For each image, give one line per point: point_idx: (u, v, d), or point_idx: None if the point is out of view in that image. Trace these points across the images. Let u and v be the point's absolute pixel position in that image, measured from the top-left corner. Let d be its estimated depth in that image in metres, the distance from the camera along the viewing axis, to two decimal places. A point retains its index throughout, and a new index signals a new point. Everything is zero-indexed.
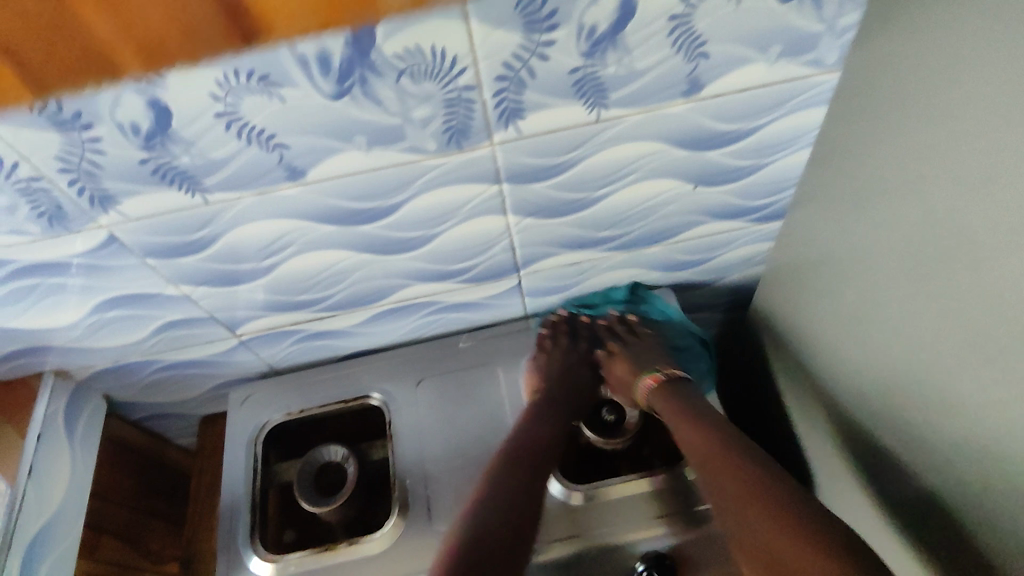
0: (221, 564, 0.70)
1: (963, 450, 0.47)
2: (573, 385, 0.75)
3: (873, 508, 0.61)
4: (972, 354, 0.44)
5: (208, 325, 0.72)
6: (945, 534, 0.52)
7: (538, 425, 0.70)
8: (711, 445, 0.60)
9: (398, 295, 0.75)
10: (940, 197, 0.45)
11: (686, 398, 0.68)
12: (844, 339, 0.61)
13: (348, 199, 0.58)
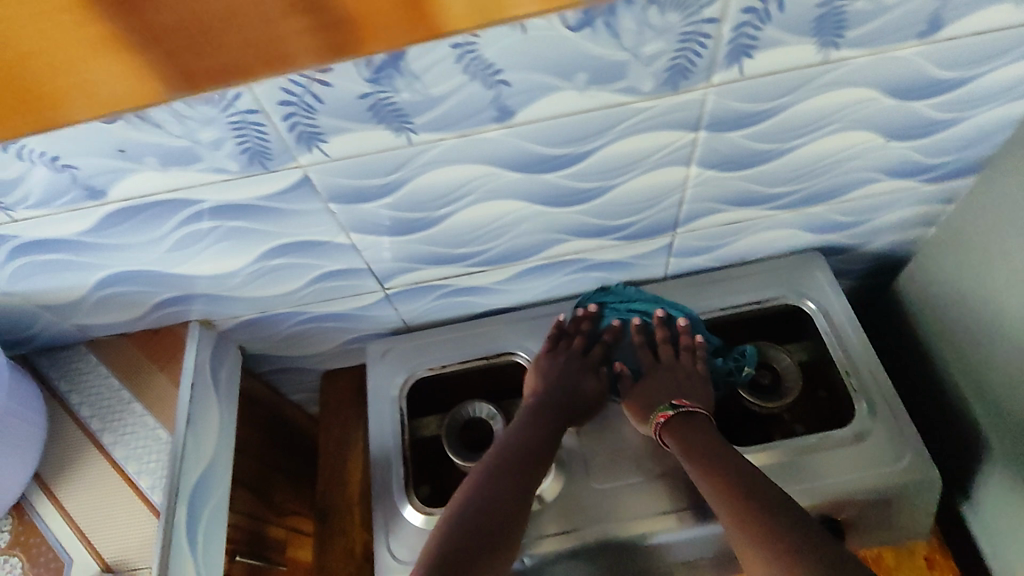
0: (377, 515, 0.70)
1: None
2: (581, 390, 0.72)
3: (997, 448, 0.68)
4: None
5: (362, 275, 0.71)
6: None
7: (545, 423, 0.69)
8: (721, 472, 0.61)
9: (550, 252, 0.73)
10: None
11: (699, 433, 0.66)
12: (992, 292, 0.66)
13: (544, 144, 0.55)
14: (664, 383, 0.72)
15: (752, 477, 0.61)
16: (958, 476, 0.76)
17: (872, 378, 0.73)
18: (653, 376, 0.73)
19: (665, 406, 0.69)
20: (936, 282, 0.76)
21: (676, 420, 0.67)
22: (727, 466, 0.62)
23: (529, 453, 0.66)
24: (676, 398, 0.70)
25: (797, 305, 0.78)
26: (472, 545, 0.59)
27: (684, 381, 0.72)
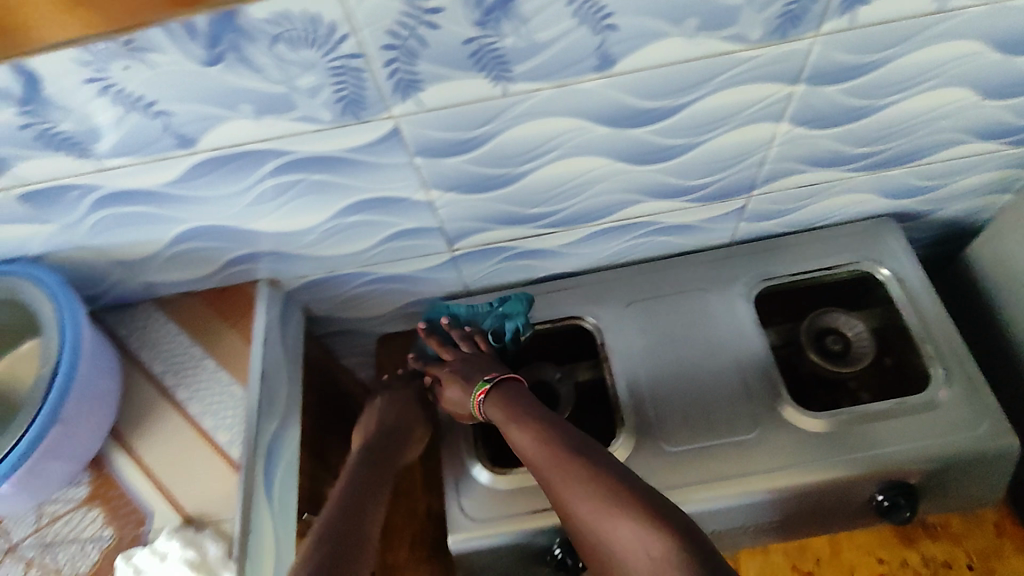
0: (449, 476, 0.70)
1: None
2: (399, 432, 0.73)
3: None
4: None
5: (433, 236, 0.70)
6: None
7: (355, 469, 0.66)
8: (550, 447, 0.59)
9: (622, 214, 0.72)
10: None
11: (513, 401, 0.65)
12: None
13: (638, 97, 0.54)
14: (468, 368, 0.70)
15: (575, 446, 0.58)
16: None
17: (947, 342, 0.71)
18: (455, 370, 0.71)
19: (483, 382, 0.67)
20: (1011, 249, 0.74)
21: (494, 395, 0.65)
22: (544, 444, 0.59)
23: (360, 514, 0.60)
24: (489, 374, 0.68)
25: (870, 270, 0.77)
26: None
27: (474, 365, 0.70)
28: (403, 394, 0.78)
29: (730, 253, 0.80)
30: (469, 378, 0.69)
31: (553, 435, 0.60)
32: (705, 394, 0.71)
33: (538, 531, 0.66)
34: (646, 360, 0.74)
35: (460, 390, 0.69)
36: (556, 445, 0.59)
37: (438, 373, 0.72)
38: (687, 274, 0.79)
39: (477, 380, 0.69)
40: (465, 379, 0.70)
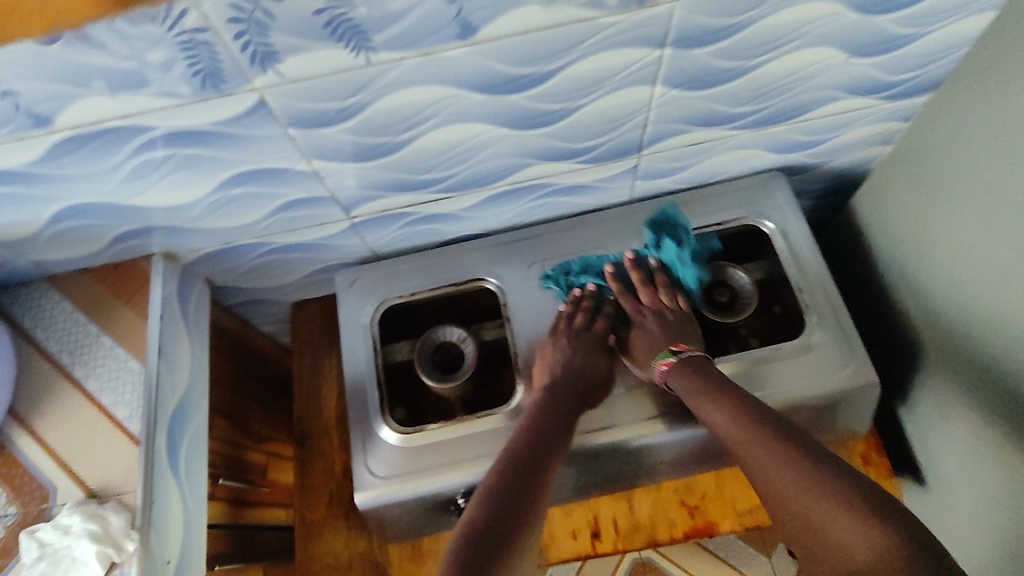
0: (355, 437, 0.72)
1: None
2: (579, 375, 0.69)
3: (930, 349, 0.73)
4: None
5: (327, 204, 0.71)
6: (996, 395, 0.64)
7: (523, 438, 0.64)
8: (750, 420, 0.59)
9: (517, 176, 0.73)
10: None
11: (704, 373, 0.65)
12: (943, 206, 0.68)
13: (508, 63, 0.54)
14: (660, 332, 0.71)
15: (772, 438, 0.57)
16: (895, 379, 0.81)
17: (822, 289, 0.75)
18: (646, 329, 0.72)
19: (668, 353, 0.68)
20: (887, 198, 0.78)
21: (679, 368, 0.65)
22: (737, 427, 0.59)
23: (539, 455, 0.62)
24: (674, 345, 0.68)
25: (756, 225, 0.80)
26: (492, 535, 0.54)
27: (665, 331, 0.71)
28: (575, 331, 0.73)
29: (625, 213, 0.82)
30: (662, 343, 0.70)
31: (747, 412, 0.60)
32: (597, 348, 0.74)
33: (445, 484, 0.69)
34: (546, 317, 0.77)
35: (646, 344, 0.71)
36: (748, 424, 0.59)
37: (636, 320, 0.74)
38: (583, 235, 0.81)
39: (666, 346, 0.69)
40: (659, 340, 0.70)
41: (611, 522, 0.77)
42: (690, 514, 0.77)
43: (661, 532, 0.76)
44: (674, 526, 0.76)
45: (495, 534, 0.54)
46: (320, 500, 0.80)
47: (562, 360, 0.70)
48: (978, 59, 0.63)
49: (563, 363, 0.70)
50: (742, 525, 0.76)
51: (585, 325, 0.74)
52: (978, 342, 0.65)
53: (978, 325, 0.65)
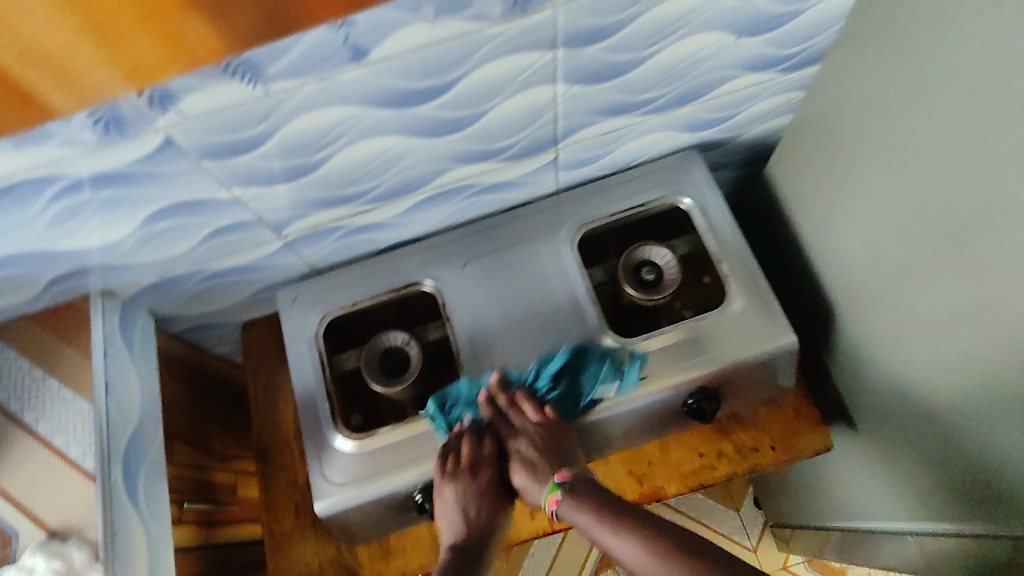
0: (310, 448, 0.75)
1: (912, 309, 0.65)
2: (474, 522, 0.68)
3: (845, 306, 0.78)
4: (941, 259, 0.59)
5: (256, 227, 0.72)
6: (896, 352, 0.70)
7: None
8: (656, 545, 0.54)
9: (440, 181, 0.75)
10: (959, 134, 0.54)
11: (591, 494, 0.62)
12: (841, 183, 0.72)
13: (406, 79, 0.56)
14: (540, 456, 0.68)
15: (686, 557, 0.51)
16: (819, 335, 0.86)
17: (740, 258, 0.79)
18: (525, 453, 0.69)
19: (552, 487, 0.64)
20: (796, 166, 0.82)
21: (567, 503, 0.62)
22: (645, 557, 0.54)
23: None
24: (556, 473, 0.65)
25: (677, 203, 0.84)
26: None
27: (543, 454, 0.68)
28: (457, 470, 0.70)
29: (553, 203, 0.85)
30: (541, 467, 0.67)
31: (648, 538, 0.55)
32: (536, 338, 0.77)
33: (402, 482, 0.72)
34: (484, 313, 0.80)
35: (527, 476, 0.67)
36: (653, 548, 0.54)
37: (513, 442, 0.70)
38: (514, 229, 0.84)
39: (546, 474, 0.66)
40: (536, 466, 0.68)
41: None
42: (639, 482, 0.81)
43: None
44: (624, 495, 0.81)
45: None
46: (286, 512, 0.83)
47: (453, 513, 0.67)
48: (853, 33, 0.66)
49: (456, 529, 0.67)
50: (687, 487, 0.81)
51: (473, 449, 0.71)
52: (881, 297, 0.70)
53: (878, 287, 0.70)
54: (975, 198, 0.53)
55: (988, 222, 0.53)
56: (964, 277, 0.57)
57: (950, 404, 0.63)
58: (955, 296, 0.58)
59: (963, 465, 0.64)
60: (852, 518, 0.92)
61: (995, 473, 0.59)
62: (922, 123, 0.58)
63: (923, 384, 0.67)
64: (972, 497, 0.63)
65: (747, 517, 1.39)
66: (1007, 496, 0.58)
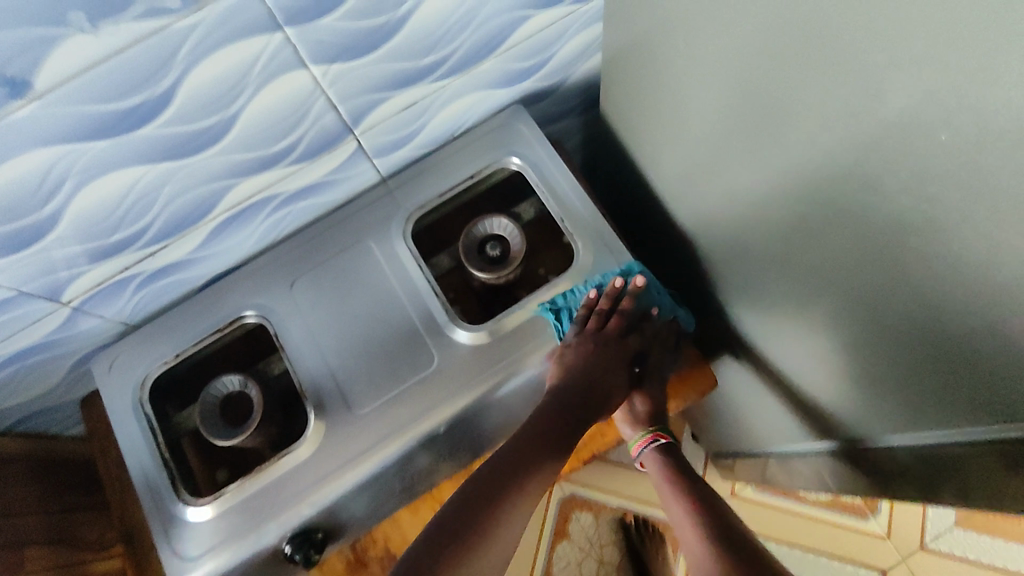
0: (157, 527, 0.67)
1: (740, 221, 0.63)
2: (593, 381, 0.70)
3: (702, 238, 0.74)
4: (752, 171, 0.56)
5: (23, 302, 0.63)
6: (744, 272, 0.68)
7: (531, 439, 0.66)
8: (687, 498, 0.64)
9: (229, 200, 0.66)
10: (742, 41, 0.48)
11: (679, 459, 0.70)
12: (662, 105, 0.67)
13: (101, 101, 0.48)
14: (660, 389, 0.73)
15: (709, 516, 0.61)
16: (690, 271, 0.82)
17: (584, 216, 0.73)
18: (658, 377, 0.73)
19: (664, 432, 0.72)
20: (625, 98, 0.75)
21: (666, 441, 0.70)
22: (683, 501, 0.64)
23: (527, 463, 0.63)
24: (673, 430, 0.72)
25: (511, 164, 0.77)
26: (487, 490, 0.61)
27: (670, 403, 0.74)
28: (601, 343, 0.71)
29: (380, 195, 0.77)
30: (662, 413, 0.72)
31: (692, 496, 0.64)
32: (384, 347, 0.70)
33: (266, 538, 0.65)
34: (324, 333, 0.71)
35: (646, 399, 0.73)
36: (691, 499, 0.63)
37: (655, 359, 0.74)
38: (342, 232, 0.75)
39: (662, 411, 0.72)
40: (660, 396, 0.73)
41: None
42: None
43: None
44: None
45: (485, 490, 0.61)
46: None
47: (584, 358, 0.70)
48: None
49: (582, 364, 0.70)
50: (579, 464, 0.77)
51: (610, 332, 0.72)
52: (726, 221, 0.66)
53: (719, 212, 0.66)
54: (756, 118, 0.51)
55: (774, 139, 0.50)
56: (772, 187, 0.54)
57: (804, 328, 0.61)
58: (767, 204, 0.56)
59: (806, 365, 0.64)
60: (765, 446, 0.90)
61: (857, 384, 0.56)
62: (700, 57, 0.56)
63: (768, 298, 0.65)
64: (846, 414, 0.60)
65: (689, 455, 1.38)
66: (854, 401, 0.58)
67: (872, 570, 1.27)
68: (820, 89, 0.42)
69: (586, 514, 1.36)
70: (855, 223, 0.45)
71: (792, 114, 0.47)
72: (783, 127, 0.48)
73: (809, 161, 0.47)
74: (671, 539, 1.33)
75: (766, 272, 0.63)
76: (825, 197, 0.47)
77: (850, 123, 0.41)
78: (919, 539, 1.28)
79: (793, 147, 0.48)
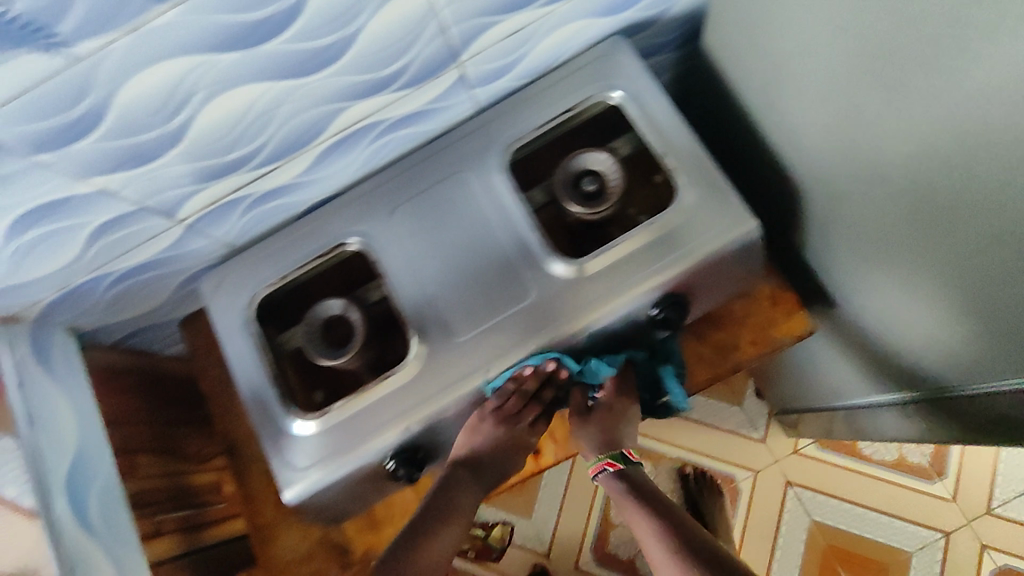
0: (267, 439, 0.70)
1: (857, 167, 0.63)
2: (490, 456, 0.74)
3: (809, 177, 0.71)
4: (881, 118, 0.57)
5: (144, 217, 0.65)
6: (856, 220, 0.67)
7: (436, 506, 0.71)
8: (666, 534, 0.67)
9: (339, 123, 0.66)
10: None
11: (638, 485, 0.74)
12: (782, 36, 0.64)
13: (236, 10, 0.48)
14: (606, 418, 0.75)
15: (676, 546, 0.66)
16: (789, 213, 0.79)
17: (688, 151, 0.71)
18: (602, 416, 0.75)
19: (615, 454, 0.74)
20: (736, 30, 0.72)
21: (619, 475, 0.74)
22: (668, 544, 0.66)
23: (441, 509, 0.71)
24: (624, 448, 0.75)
25: (611, 97, 0.75)
26: (409, 546, 0.68)
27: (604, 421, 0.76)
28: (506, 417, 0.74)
29: (477, 127, 0.76)
30: (608, 443, 0.75)
31: (672, 533, 0.67)
32: (483, 277, 0.71)
33: (369, 455, 0.68)
34: (422, 263, 0.73)
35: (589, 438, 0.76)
36: (667, 532, 0.67)
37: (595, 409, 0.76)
38: (439, 162, 0.75)
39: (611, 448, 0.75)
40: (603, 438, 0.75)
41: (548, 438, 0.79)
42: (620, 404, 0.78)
43: None
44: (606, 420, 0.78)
45: (404, 544, 0.68)
46: (265, 503, 0.79)
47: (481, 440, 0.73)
48: None
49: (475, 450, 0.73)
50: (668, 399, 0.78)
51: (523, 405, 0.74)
52: (842, 162, 0.65)
53: (836, 152, 0.64)
54: (901, 64, 0.52)
55: (898, 113, 0.54)
56: (902, 135, 0.55)
57: (913, 274, 0.62)
58: (892, 151, 0.57)
59: (905, 313, 0.66)
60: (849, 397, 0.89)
61: (962, 332, 0.58)
62: (835, 24, 0.57)
63: (881, 246, 0.65)
64: (945, 377, 0.64)
65: (751, 409, 1.38)
66: (951, 348, 0.61)
67: (934, 531, 1.26)
68: (996, 38, 0.43)
69: (645, 462, 1.38)
70: (981, 188, 0.49)
71: (952, 59, 0.47)
72: (934, 74, 0.49)
73: (934, 134, 0.51)
74: (729, 490, 1.34)
75: (877, 221, 0.64)
76: (948, 170, 0.52)
77: (989, 89, 0.45)
78: (987, 503, 1.26)
79: (926, 120, 0.51)
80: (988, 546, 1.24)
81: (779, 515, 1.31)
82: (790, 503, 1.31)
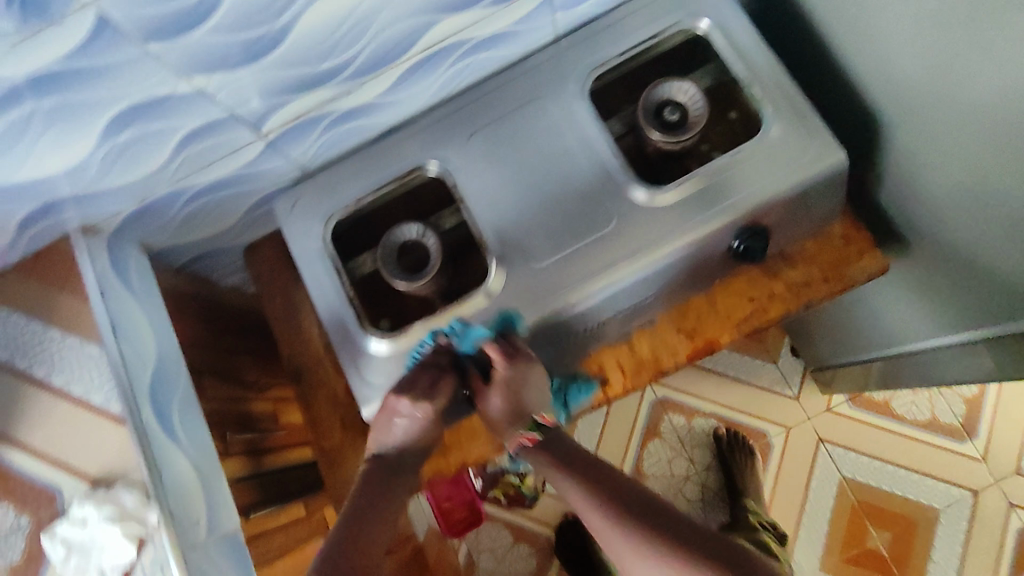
0: (344, 356, 0.71)
1: (945, 100, 0.62)
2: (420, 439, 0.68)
3: (895, 111, 0.71)
4: (972, 53, 0.56)
5: (231, 127, 0.64)
6: (942, 154, 0.66)
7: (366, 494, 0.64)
8: (604, 493, 0.64)
9: (428, 39, 0.65)
10: None
11: (562, 445, 0.70)
12: None
13: None
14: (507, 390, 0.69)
15: (615, 507, 0.63)
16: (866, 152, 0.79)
17: (774, 81, 0.70)
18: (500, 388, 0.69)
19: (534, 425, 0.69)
20: None
21: (541, 445, 0.69)
22: (607, 513, 0.63)
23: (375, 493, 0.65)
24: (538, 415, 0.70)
25: (695, 26, 0.74)
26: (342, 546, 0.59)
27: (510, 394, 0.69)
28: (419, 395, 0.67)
29: (557, 53, 0.75)
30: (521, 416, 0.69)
31: (610, 499, 0.64)
32: (563, 203, 0.71)
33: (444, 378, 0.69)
34: (500, 188, 0.72)
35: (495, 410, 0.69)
36: (602, 493, 0.64)
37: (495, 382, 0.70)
38: (518, 88, 0.74)
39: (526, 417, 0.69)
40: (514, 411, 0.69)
41: (616, 366, 0.79)
42: (690, 338, 0.78)
43: (665, 362, 0.78)
44: (677, 352, 0.77)
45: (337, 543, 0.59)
46: (332, 427, 0.80)
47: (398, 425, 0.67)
48: None
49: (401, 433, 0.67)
50: (739, 334, 0.77)
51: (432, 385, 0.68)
52: (930, 95, 0.64)
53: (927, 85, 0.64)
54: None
55: (969, 65, 0.57)
56: (993, 68, 0.54)
57: (1001, 210, 0.62)
58: (982, 86, 0.57)
59: (988, 252, 0.66)
60: (907, 343, 0.89)
61: None
62: None
63: (968, 180, 0.65)
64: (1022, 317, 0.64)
65: (786, 367, 1.39)
66: None
67: (963, 489, 1.28)
68: None
69: (678, 416, 1.39)
70: None
71: None
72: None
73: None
74: (761, 445, 1.35)
75: (965, 155, 0.63)
76: None
77: None
78: (1016, 463, 1.28)
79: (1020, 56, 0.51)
80: (1015, 504, 1.27)
81: (811, 470, 1.33)
82: (822, 458, 1.33)
